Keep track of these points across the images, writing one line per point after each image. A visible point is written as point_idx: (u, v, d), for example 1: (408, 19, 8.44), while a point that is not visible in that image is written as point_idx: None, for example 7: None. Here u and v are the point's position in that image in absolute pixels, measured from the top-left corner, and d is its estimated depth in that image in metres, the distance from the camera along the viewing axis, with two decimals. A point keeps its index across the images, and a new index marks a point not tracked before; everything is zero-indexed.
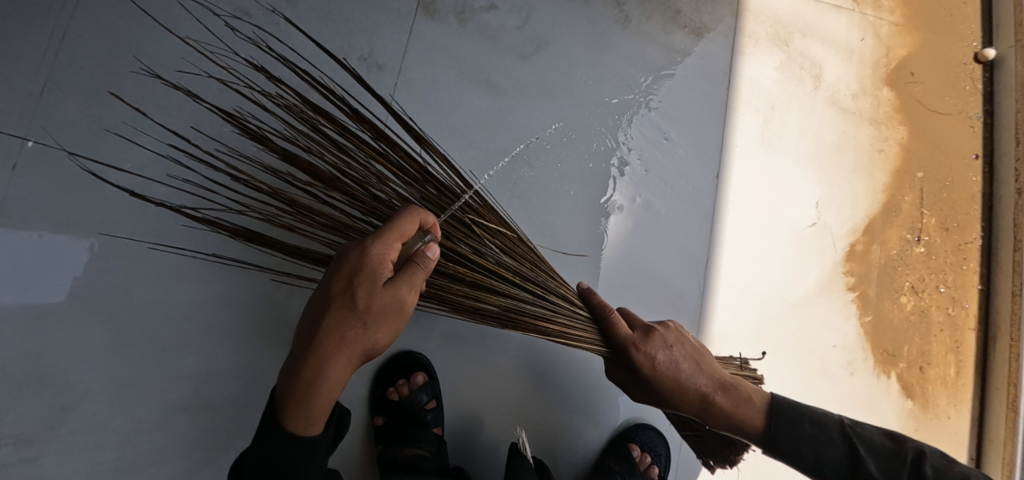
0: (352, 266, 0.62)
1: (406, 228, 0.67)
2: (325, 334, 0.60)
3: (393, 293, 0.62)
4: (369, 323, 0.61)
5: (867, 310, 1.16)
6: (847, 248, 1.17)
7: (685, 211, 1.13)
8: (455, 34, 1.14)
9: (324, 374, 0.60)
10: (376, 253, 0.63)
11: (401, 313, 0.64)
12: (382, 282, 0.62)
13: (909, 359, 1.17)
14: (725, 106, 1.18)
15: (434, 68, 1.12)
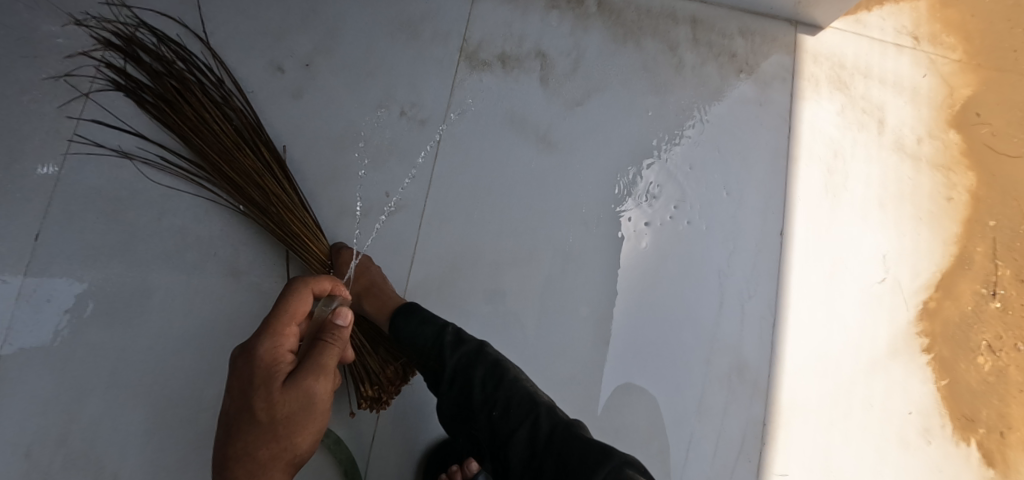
0: (246, 372, 0.67)
1: (294, 310, 0.71)
2: (242, 448, 0.65)
3: (296, 389, 0.66)
4: (280, 431, 0.66)
5: (942, 372, 1.09)
6: (920, 305, 1.10)
7: (749, 271, 1.06)
8: (500, 85, 1.08)
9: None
10: (266, 350, 0.67)
11: (315, 403, 0.67)
12: (280, 383, 0.66)
13: (988, 423, 1.10)
14: (786, 156, 1.12)
15: (479, 120, 1.06)
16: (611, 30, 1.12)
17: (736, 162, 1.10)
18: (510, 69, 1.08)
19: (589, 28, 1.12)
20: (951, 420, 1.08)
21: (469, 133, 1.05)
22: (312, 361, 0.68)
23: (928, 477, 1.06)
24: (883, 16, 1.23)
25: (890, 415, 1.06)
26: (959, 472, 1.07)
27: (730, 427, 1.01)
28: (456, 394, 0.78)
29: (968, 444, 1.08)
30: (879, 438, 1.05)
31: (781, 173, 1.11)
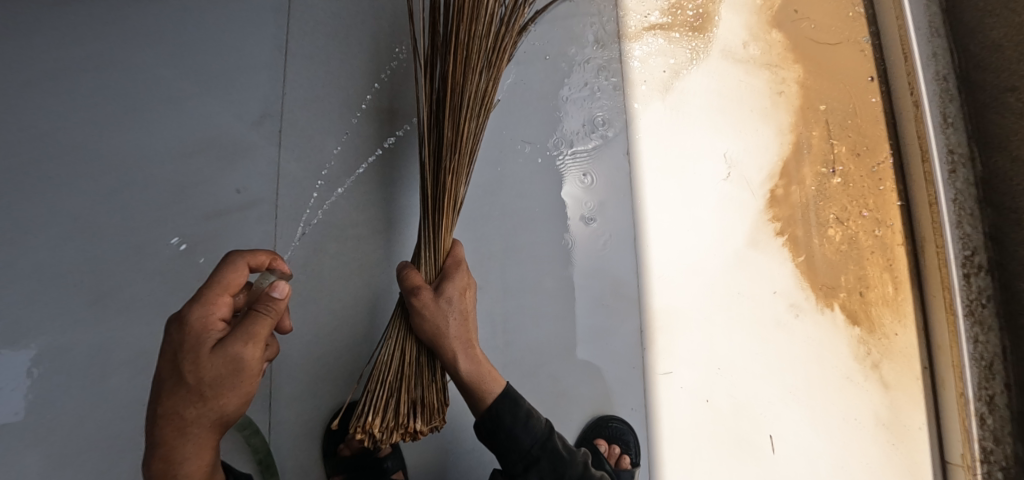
0: (175, 333, 0.61)
1: (229, 280, 0.63)
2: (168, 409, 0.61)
3: (223, 356, 0.59)
4: (206, 393, 0.61)
5: (799, 251, 1.19)
6: (768, 194, 1.20)
7: (604, 192, 1.12)
8: (335, 67, 1.10)
9: (182, 449, 0.63)
10: (196, 318, 0.60)
11: (243, 370, 0.61)
12: (208, 349, 0.60)
13: (848, 287, 1.21)
14: (621, 80, 1.18)
15: (320, 104, 1.08)
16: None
17: (577, 96, 1.15)
18: (346, 48, 1.11)
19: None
20: (813, 291, 1.19)
21: (313, 118, 1.07)
22: (238, 328, 0.61)
23: (803, 346, 1.16)
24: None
25: (760, 298, 1.15)
26: (831, 335, 1.18)
27: (614, 340, 1.08)
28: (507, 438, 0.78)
29: (833, 309, 1.19)
30: (755, 321, 1.14)
31: (621, 98, 1.17)
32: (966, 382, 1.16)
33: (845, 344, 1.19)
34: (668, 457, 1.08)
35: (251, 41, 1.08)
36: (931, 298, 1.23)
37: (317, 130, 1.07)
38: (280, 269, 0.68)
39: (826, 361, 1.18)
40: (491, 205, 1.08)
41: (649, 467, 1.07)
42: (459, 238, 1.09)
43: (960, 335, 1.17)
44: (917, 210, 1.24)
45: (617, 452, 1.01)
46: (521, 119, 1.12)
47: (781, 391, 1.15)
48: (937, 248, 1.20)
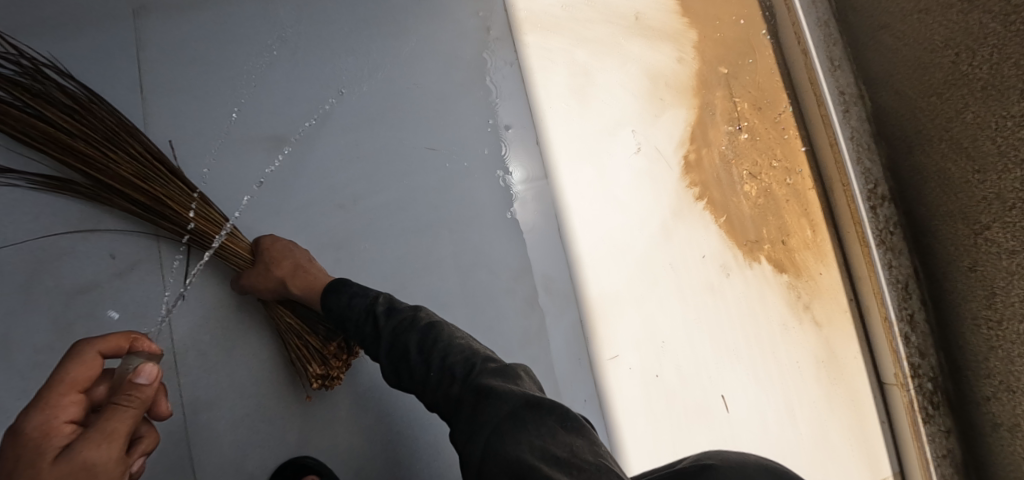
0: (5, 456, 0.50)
1: (73, 376, 0.57)
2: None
3: (69, 463, 0.48)
4: None
5: (719, 213, 1.21)
6: (682, 162, 1.21)
7: (519, 189, 1.12)
8: (203, 98, 0.99)
9: None
10: (34, 425, 0.52)
11: (100, 471, 0.50)
12: (51, 456, 0.50)
13: (770, 238, 1.24)
14: (519, 70, 1.17)
15: (195, 141, 0.98)
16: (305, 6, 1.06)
17: (478, 99, 1.13)
18: (212, 71, 1.00)
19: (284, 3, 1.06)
20: (739, 248, 1.22)
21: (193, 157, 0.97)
22: (88, 428, 0.51)
23: (739, 303, 1.19)
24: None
25: (691, 264, 1.17)
26: (762, 288, 1.22)
27: (553, 334, 1.10)
28: (392, 361, 0.80)
29: (760, 262, 1.23)
30: (690, 287, 1.16)
31: (521, 92, 1.16)
32: (887, 305, 1.23)
33: (775, 293, 1.23)
34: (627, 443, 1.09)
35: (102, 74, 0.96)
36: (846, 234, 1.30)
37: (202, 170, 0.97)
38: (145, 349, 0.65)
39: (761, 314, 1.21)
40: (403, 224, 1.05)
41: (612, 453, 1.08)
42: (377, 263, 1.03)
43: (876, 266, 1.23)
44: (821, 152, 1.30)
45: None
46: (424, 130, 1.09)
47: (723, 352, 1.17)
48: (844, 187, 1.26)
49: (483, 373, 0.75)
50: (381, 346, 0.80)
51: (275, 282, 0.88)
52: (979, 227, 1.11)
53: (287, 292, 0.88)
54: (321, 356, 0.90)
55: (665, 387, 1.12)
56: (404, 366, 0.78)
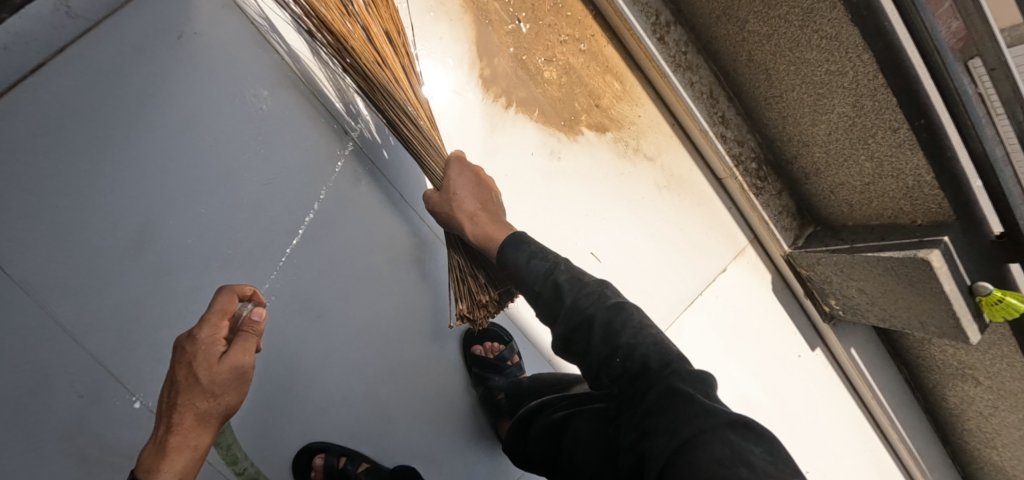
0: (184, 349, 0.71)
1: (224, 307, 0.75)
2: (176, 414, 0.70)
3: (227, 365, 0.71)
4: (214, 390, 0.71)
5: (530, 108, 1.35)
6: (478, 81, 1.31)
7: (353, 178, 1.29)
8: (20, 247, 1.02)
9: (178, 442, 0.70)
10: (208, 334, 0.72)
11: (242, 377, 0.74)
12: (216, 358, 0.71)
13: (584, 109, 1.40)
14: (298, 77, 1.25)
15: (45, 288, 1.04)
16: (62, 111, 1.06)
17: (279, 119, 1.22)
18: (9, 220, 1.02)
19: (21, 108, 1.02)
20: (558, 131, 1.38)
21: (46, 296, 1.03)
22: (233, 344, 0.74)
23: (579, 176, 1.39)
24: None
25: (525, 166, 1.34)
26: (594, 153, 1.41)
27: (441, 270, 1.38)
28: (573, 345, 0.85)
29: (582, 133, 1.40)
30: (532, 185, 1.35)
31: (309, 95, 1.26)
32: (699, 118, 1.42)
33: (607, 151, 1.42)
34: (527, 316, 1.48)
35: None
36: (648, 72, 1.43)
37: (66, 302, 1.05)
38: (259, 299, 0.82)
39: (599, 175, 1.41)
40: (280, 256, 1.22)
41: (519, 328, 1.47)
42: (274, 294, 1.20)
43: (678, 90, 1.40)
44: (601, 8, 1.39)
45: (492, 345, 1.36)
46: (245, 166, 1.20)
47: (580, 224, 1.40)
48: (629, 31, 1.37)
49: (666, 372, 0.74)
50: (579, 347, 0.84)
51: (444, 216, 1.09)
52: (741, 23, 1.28)
53: (453, 227, 1.08)
54: (477, 303, 1.13)
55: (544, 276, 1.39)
56: (602, 366, 0.81)
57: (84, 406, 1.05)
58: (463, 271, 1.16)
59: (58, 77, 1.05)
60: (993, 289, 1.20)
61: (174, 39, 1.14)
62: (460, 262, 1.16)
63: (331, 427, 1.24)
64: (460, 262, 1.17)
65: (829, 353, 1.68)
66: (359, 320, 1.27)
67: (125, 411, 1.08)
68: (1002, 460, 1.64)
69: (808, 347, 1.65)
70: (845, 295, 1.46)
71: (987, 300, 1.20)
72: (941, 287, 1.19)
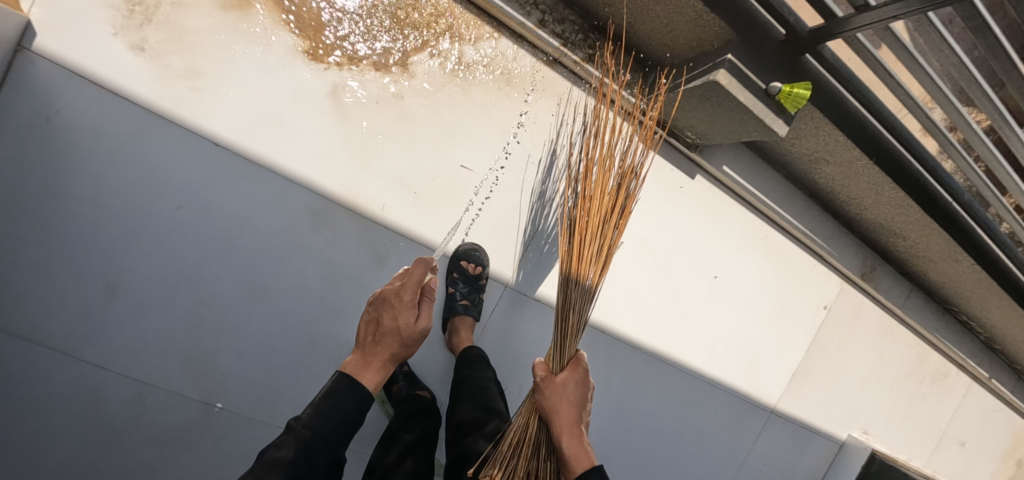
0: (390, 301, 1.38)
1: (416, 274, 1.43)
2: (383, 344, 1.37)
3: (410, 315, 1.40)
4: (402, 329, 1.39)
5: (360, 59, 1.50)
6: (307, 55, 1.46)
7: (238, 180, 1.48)
8: (38, 309, 1.43)
9: (374, 353, 1.37)
10: (410, 297, 1.41)
11: (419, 328, 1.42)
12: (405, 313, 1.39)
13: (406, 43, 1.53)
14: (151, 112, 1.41)
15: (69, 331, 1.46)
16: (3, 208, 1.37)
17: (157, 154, 1.43)
18: (19, 295, 1.41)
19: None
20: (393, 71, 1.52)
21: (75, 337, 1.47)
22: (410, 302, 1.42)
23: (426, 106, 1.57)
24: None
25: (377, 114, 1.53)
26: (432, 80, 1.56)
27: (348, 229, 1.57)
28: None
29: (414, 66, 1.54)
30: (390, 128, 1.55)
31: (168, 123, 1.42)
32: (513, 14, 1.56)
33: (445, 76, 1.57)
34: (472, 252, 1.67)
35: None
36: None
37: (87, 335, 1.47)
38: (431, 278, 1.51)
39: (448, 96, 1.58)
40: (215, 259, 1.52)
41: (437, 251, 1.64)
42: (224, 286, 1.54)
43: None
44: None
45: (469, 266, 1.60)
46: (154, 201, 1.46)
47: (444, 144, 1.60)
48: None
49: None
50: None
51: (546, 410, 1.19)
52: None
53: (545, 412, 1.19)
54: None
55: (435, 203, 1.61)
56: None
57: (136, 394, 1.53)
58: (525, 431, 1.24)
59: None
60: (782, 86, 1.40)
61: (46, 122, 1.36)
62: (531, 423, 1.26)
63: (314, 361, 1.65)
64: (527, 421, 1.26)
65: (708, 175, 1.90)
66: (300, 285, 1.59)
67: (164, 390, 1.55)
68: (876, 218, 1.90)
69: (687, 178, 1.89)
70: (689, 125, 1.67)
71: (781, 96, 1.41)
72: (737, 100, 1.40)
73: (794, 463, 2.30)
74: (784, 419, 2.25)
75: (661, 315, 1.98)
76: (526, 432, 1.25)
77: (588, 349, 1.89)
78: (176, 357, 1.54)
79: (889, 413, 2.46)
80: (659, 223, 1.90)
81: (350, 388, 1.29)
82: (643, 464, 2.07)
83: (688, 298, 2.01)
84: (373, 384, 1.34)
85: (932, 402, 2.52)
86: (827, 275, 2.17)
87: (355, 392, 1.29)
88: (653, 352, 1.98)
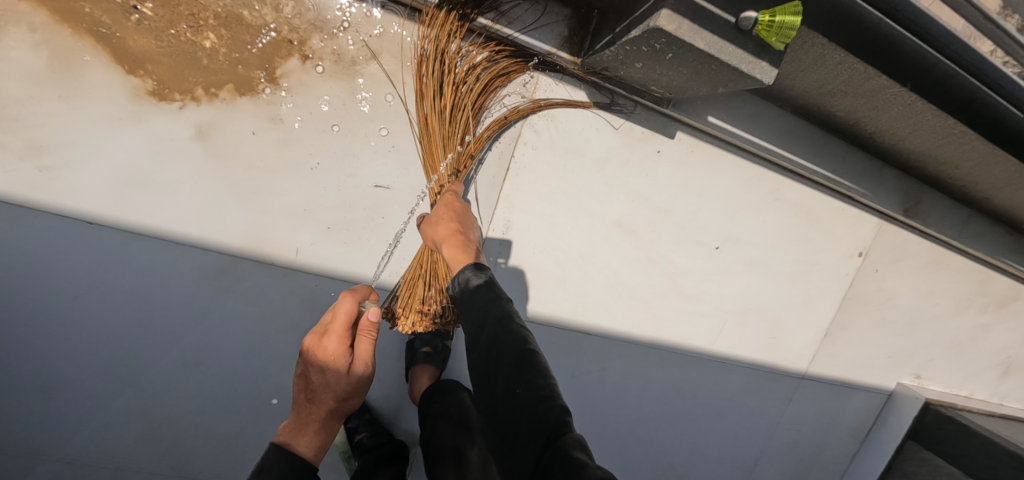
0: (312, 354, 1.09)
1: (339, 310, 1.08)
2: (317, 403, 1.12)
3: (341, 366, 1.10)
4: (335, 386, 1.11)
5: (220, 84, 1.22)
6: (153, 96, 1.21)
7: (126, 254, 1.32)
8: None
9: (310, 413, 1.12)
10: (336, 345, 1.08)
11: (360, 379, 1.13)
12: (336, 365, 1.09)
13: (268, 53, 1.21)
14: (4, 202, 1.23)
15: (4, 441, 1.38)
16: None
17: (31, 243, 1.27)
18: None
19: None
20: (263, 91, 1.24)
21: (10, 447, 1.38)
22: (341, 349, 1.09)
23: (314, 125, 1.29)
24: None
25: (257, 150, 1.28)
26: (313, 93, 1.27)
27: (264, 283, 1.38)
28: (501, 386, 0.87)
29: (287, 79, 1.24)
30: (277, 161, 1.30)
31: (30, 209, 1.25)
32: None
33: (328, 83, 1.27)
34: None
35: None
36: None
37: (23, 443, 1.38)
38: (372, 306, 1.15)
39: (341, 107, 1.29)
40: (131, 341, 1.38)
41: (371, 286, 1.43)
42: (151, 368, 1.41)
43: None
44: None
45: None
46: (47, 293, 1.32)
47: (350, 163, 1.33)
48: None
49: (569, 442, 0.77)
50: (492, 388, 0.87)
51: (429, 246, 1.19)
52: None
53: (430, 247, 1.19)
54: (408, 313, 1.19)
55: (354, 233, 1.37)
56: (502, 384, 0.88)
57: None
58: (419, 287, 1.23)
59: None
60: (763, 14, 0.95)
61: None
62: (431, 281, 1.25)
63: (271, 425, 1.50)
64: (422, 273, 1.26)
65: (692, 129, 1.52)
66: (231, 350, 1.43)
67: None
68: (918, 147, 1.49)
69: (665, 139, 1.51)
70: (651, 81, 1.25)
71: (760, 30, 0.96)
72: (698, 48, 0.98)
73: (830, 421, 2.07)
74: (815, 380, 1.99)
75: (654, 300, 1.70)
76: (420, 284, 1.25)
77: (573, 352, 1.67)
78: (122, 448, 1.43)
79: (947, 351, 2.13)
80: (638, 197, 1.56)
81: (278, 460, 1.07)
82: (660, 454, 1.88)
83: (687, 274, 1.70)
84: (313, 451, 1.11)
85: (999, 328, 2.17)
86: (859, 217, 1.79)
87: (285, 463, 1.07)
88: (652, 342, 1.74)
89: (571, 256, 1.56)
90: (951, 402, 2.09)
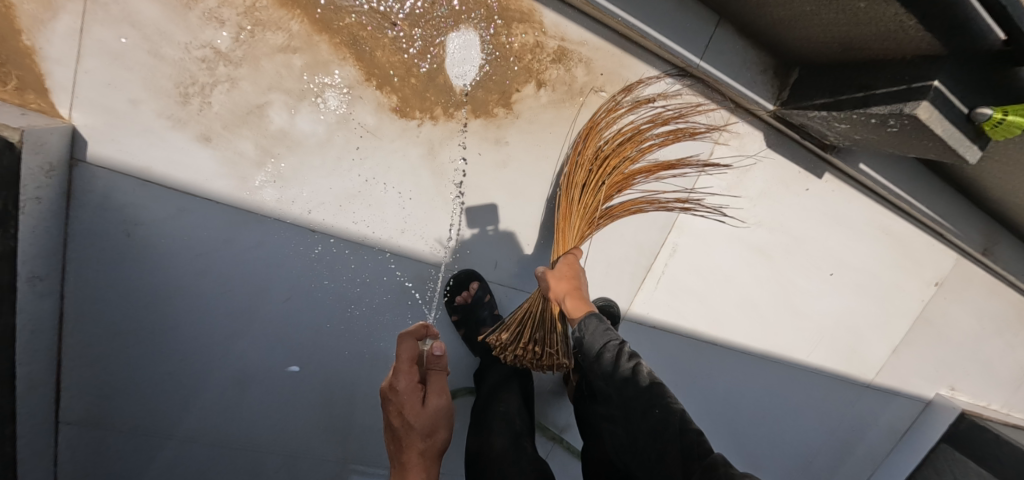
0: (386, 397, 0.97)
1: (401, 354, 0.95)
2: (407, 450, 0.96)
3: (412, 400, 0.95)
4: (416, 424, 0.95)
5: (459, 105, 1.28)
6: (395, 111, 1.25)
7: (336, 261, 1.34)
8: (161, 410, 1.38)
9: (403, 460, 0.96)
10: (404, 384, 0.95)
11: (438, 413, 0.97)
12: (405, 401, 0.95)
13: (510, 78, 1.28)
14: (233, 203, 1.25)
15: (193, 429, 1.41)
16: (112, 322, 1.30)
17: (251, 243, 1.29)
18: (141, 401, 1.37)
19: (87, 332, 1.29)
20: (495, 112, 1.30)
21: (198, 434, 1.41)
22: (404, 386, 0.95)
23: (530, 148, 1.35)
24: (48, 28, 1.07)
25: (477, 169, 1.33)
26: (536, 118, 1.33)
27: None
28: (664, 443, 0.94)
29: (518, 103, 1.31)
30: (494, 180, 1.35)
31: (255, 211, 1.27)
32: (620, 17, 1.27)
33: (550, 110, 1.33)
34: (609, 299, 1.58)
35: (107, 453, 1.39)
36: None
37: (212, 431, 1.42)
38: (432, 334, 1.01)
39: (557, 135, 1.36)
40: (327, 344, 1.42)
41: None
42: (340, 370, 1.45)
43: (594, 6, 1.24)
44: None
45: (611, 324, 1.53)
46: (256, 292, 1.34)
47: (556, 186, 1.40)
48: None
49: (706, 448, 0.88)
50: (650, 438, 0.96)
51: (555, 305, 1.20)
52: None
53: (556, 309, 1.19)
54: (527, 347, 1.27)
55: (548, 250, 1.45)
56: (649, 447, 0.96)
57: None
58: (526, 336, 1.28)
59: (92, 307, 1.28)
60: (996, 112, 1.09)
61: (126, 234, 1.24)
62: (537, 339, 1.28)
63: None
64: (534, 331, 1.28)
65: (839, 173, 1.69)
66: None
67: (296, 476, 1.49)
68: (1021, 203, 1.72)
69: (814, 177, 1.66)
70: (844, 136, 1.38)
71: (988, 124, 1.10)
72: (934, 133, 1.11)
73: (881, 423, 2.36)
74: (876, 388, 2.26)
75: (771, 318, 1.89)
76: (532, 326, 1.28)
77: (700, 360, 1.84)
78: (301, 443, 1.48)
79: (978, 367, 2.45)
80: (779, 228, 1.71)
81: None
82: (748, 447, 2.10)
83: (803, 295, 1.89)
84: None
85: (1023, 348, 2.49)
86: (942, 251, 2.02)
87: None
88: (761, 352, 1.95)
89: (715, 275, 1.71)
90: (979, 412, 2.40)
